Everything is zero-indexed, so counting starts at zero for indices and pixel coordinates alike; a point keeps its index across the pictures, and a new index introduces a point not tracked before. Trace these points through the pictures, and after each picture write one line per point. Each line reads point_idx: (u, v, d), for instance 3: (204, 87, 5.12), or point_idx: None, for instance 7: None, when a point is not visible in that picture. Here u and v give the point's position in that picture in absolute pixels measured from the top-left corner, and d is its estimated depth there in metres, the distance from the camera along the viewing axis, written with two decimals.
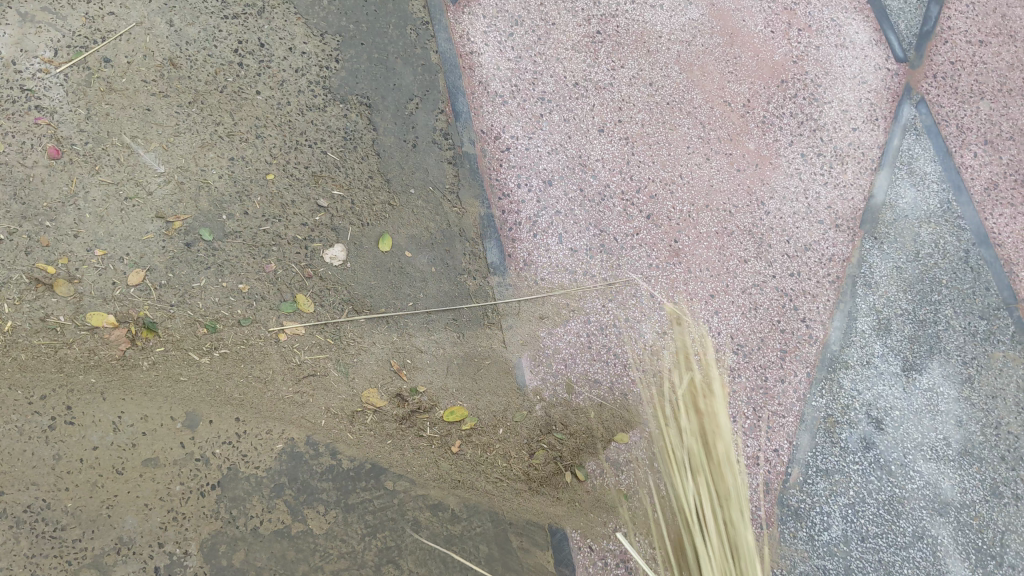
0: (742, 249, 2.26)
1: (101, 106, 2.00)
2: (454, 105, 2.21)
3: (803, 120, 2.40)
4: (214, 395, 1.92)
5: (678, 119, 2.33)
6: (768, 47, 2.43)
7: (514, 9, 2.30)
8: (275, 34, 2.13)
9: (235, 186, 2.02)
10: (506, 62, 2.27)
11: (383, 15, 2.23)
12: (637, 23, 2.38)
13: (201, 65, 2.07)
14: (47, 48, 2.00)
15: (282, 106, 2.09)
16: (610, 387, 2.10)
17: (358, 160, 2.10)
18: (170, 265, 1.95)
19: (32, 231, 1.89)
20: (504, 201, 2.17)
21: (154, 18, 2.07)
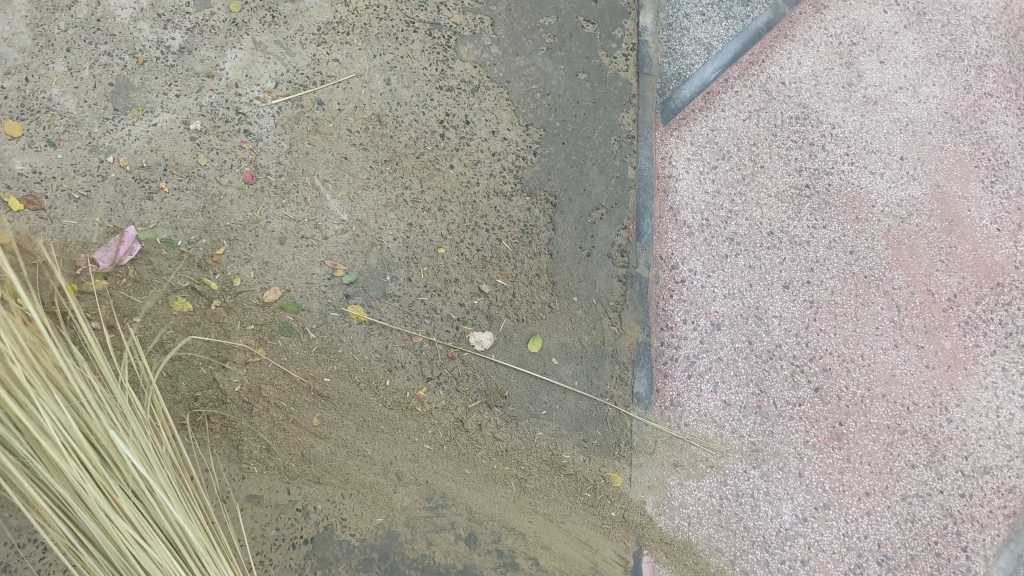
0: (912, 452, 2.04)
1: (303, 144, 2.04)
2: (639, 225, 2.12)
3: (1011, 331, 2.19)
4: (332, 450, 1.86)
5: (873, 296, 2.16)
6: (990, 244, 2.28)
7: (724, 144, 2.27)
8: (483, 115, 2.15)
9: (405, 251, 1.99)
10: (703, 193, 2.20)
11: (592, 121, 2.21)
12: (852, 186, 2.28)
13: (405, 128, 2.10)
14: (269, 78, 2.08)
15: (470, 184, 2.08)
16: (732, 559, 1.93)
17: (530, 255, 2.04)
18: (325, 311, 1.92)
19: (209, 245, 1.92)
20: (666, 333, 2.04)
21: (374, 74, 2.13)
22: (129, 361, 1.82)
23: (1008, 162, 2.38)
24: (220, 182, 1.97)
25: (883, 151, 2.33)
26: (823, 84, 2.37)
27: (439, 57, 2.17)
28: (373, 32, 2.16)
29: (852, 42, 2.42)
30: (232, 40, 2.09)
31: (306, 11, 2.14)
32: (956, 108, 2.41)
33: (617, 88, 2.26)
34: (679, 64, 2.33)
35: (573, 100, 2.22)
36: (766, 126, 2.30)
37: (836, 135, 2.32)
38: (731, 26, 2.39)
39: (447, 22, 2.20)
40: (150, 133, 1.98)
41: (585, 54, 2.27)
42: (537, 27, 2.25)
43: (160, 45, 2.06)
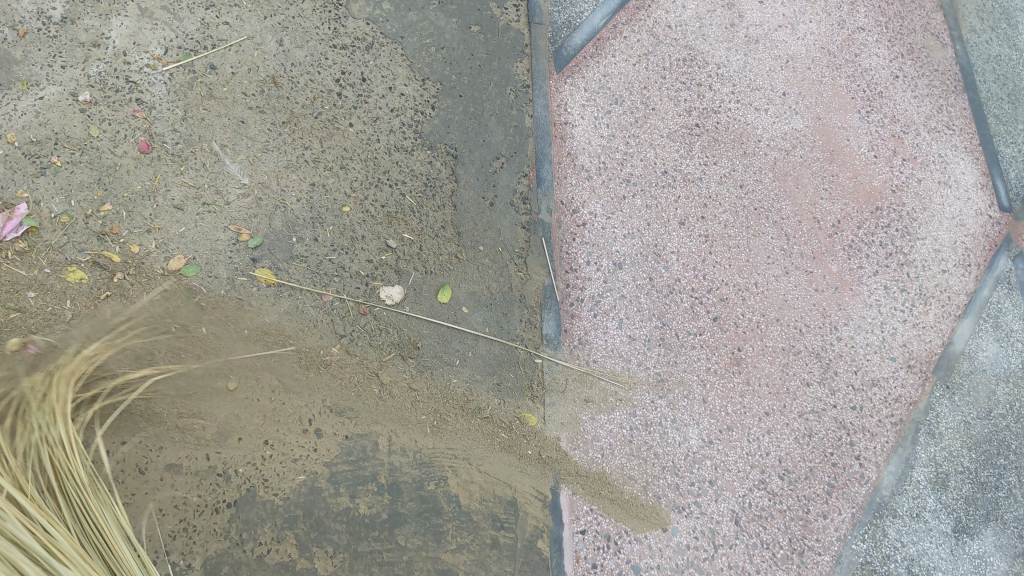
0: (806, 370, 2.16)
1: (198, 110, 2.03)
2: (539, 171, 2.18)
3: (891, 252, 2.34)
4: (249, 415, 1.87)
5: (764, 226, 2.27)
6: (868, 171, 2.42)
7: (616, 89, 2.33)
8: (379, 72, 2.18)
9: (310, 211, 2.01)
10: (599, 138, 2.26)
11: (486, 72, 2.25)
12: (739, 123, 2.38)
13: (301, 88, 2.11)
14: (158, 45, 2.06)
15: (371, 142, 2.10)
16: (645, 485, 2.00)
17: (434, 208, 2.08)
18: (232, 276, 1.93)
19: (109, 217, 1.90)
20: (570, 275, 2.11)
21: (265, 35, 2.13)
22: (33, 340, 1.80)
23: (882, 92, 2.53)
24: (115, 152, 1.95)
25: (766, 87, 2.45)
26: (707, 26, 2.48)
27: (330, 16, 2.19)
28: None
29: None
30: (116, 7, 2.06)
31: None
32: (832, 44, 2.56)
33: (510, 39, 2.31)
34: (569, 12, 2.39)
35: (468, 53, 2.26)
36: (655, 69, 2.39)
37: (722, 75, 2.43)
38: None
39: None
40: (37, 107, 1.94)
41: (476, 6, 2.31)
42: None
43: (41, 16, 2.01)
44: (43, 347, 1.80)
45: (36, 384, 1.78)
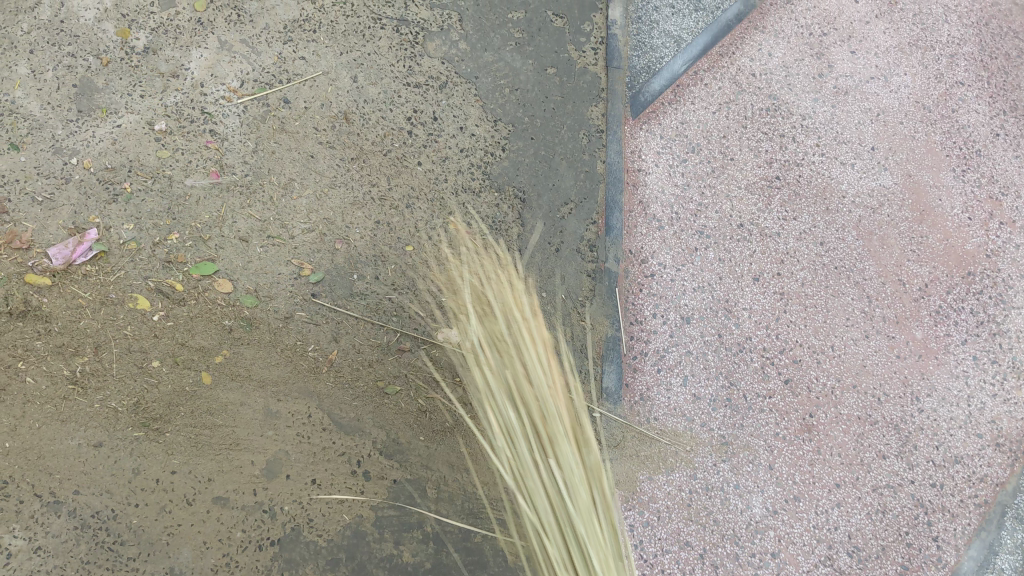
0: (883, 443, 2.03)
1: (269, 143, 2.04)
2: (608, 219, 2.12)
3: (983, 320, 2.20)
4: (298, 453, 1.84)
5: (844, 287, 2.16)
6: (960, 234, 2.30)
7: (694, 136, 2.27)
8: (451, 111, 2.17)
9: (372, 249, 1.98)
10: (672, 187, 2.20)
11: (560, 115, 2.22)
12: (821, 177, 2.29)
13: (373, 125, 2.11)
14: (235, 77, 2.09)
15: (439, 181, 2.09)
16: (702, 553, 1.90)
17: (498, 251, 2.04)
18: (291, 311, 1.90)
19: (175, 245, 1.91)
20: (635, 327, 2.02)
21: (341, 71, 2.15)
22: (93, 366, 1.81)
23: (980, 151, 2.43)
24: (185, 182, 1.96)
25: (854, 141, 2.36)
26: (794, 75, 2.41)
27: (406, 54, 2.20)
28: (339, 29, 2.19)
29: (822, 32, 2.49)
30: (197, 40, 2.11)
31: (272, 9, 2.17)
32: (927, 98, 2.47)
33: (586, 82, 2.27)
34: (649, 57, 2.34)
35: (542, 95, 2.23)
36: (736, 118, 2.31)
37: (807, 126, 2.35)
38: (700, 19, 2.42)
39: (415, 18, 2.23)
40: (114, 134, 1.98)
41: (554, 48, 2.29)
42: (505, 22, 2.28)
43: (124, 46, 2.07)
44: (101, 373, 1.81)
45: (90, 410, 1.79)
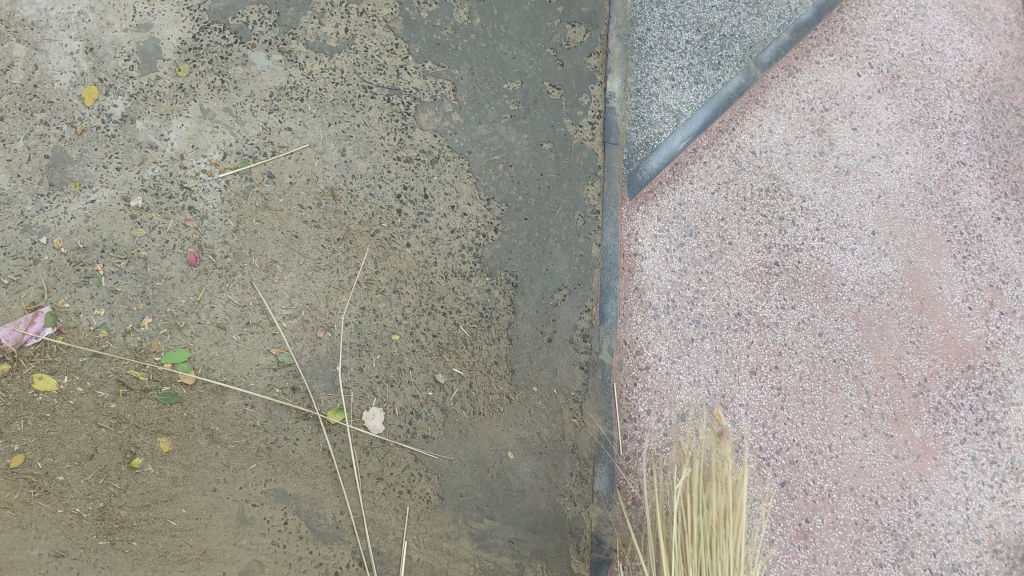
0: (879, 549, 2.02)
1: (251, 222, 1.95)
2: (602, 306, 2.05)
3: (982, 418, 2.17)
4: (273, 562, 1.77)
5: (842, 381, 2.13)
6: (961, 324, 2.26)
7: (692, 219, 2.21)
8: (442, 188, 2.08)
9: (357, 338, 1.91)
10: (669, 273, 2.14)
11: (556, 194, 2.14)
12: (821, 264, 2.24)
13: (361, 203, 2.03)
14: (217, 149, 1.99)
15: (428, 265, 2.01)
16: None
17: (488, 340, 1.96)
18: (270, 407, 1.83)
19: (148, 332, 1.82)
20: (629, 425, 1.99)
21: (328, 144, 2.06)
22: (47, 468, 1.74)
23: (981, 236, 2.37)
24: (161, 265, 1.87)
25: (854, 225, 2.30)
26: (794, 153, 2.35)
27: (397, 125, 2.11)
28: (328, 98, 2.10)
29: (824, 107, 2.43)
30: (178, 107, 2.01)
31: (258, 75, 2.08)
32: (929, 178, 2.42)
33: (582, 159, 2.20)
34: (647, 133, 2.28)
35: (537, 172, 2.15)
36: (735, 199, 2.25)
37: (806, 208, 2.29)
38: (701, 92, 2.36)
39: (407, 87, 2.15)
40: (87, 211, 1.88)
41: (550, 121, 2.21)
42: (501, 93, 2.21)
43: (100, 114, 1.97)
44: (56, 477, 1.74)
45: (45, 516, 1.72)
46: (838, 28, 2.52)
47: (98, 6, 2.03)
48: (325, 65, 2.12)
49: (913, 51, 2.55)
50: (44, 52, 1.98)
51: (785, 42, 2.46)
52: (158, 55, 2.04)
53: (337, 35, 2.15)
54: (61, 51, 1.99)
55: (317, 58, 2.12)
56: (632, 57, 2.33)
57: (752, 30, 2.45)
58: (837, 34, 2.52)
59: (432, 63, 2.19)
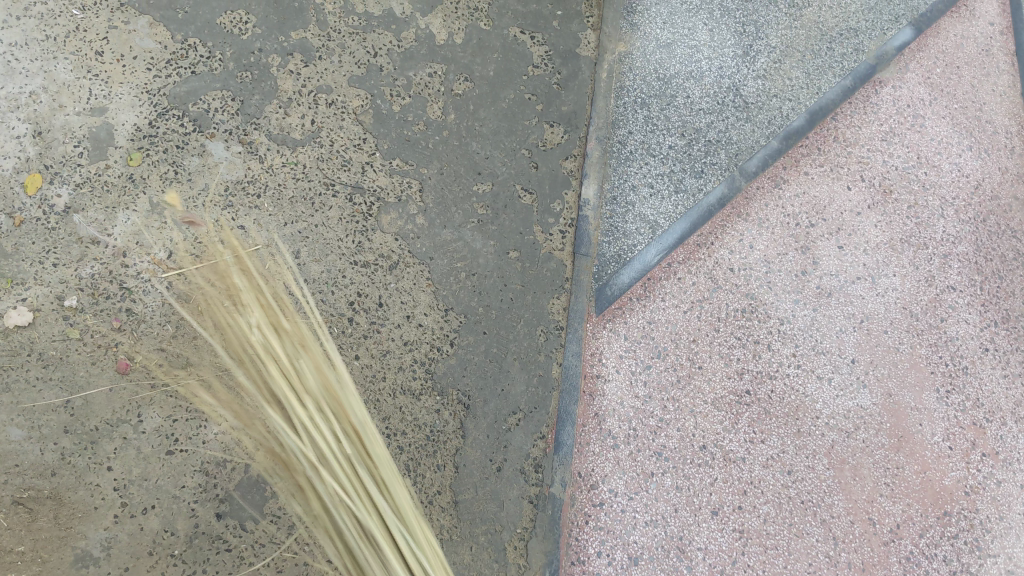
0: None
1: (191, 327, 1.87)
2: (558, 433, 1.97)
3: (956, 570, 2.07)
4: None
5: (809, 524, 2.03)
6: (939, 465, 2.14)
7: (661, 339, 2.11)
8: (399, 296, 1.99)
9: (292, 459, 1.83)
10: (632, 398, 2.04)
11: (518, 307, 2.04)
12: (795, 393, 2.13)
13: (310, 309, 1.93)
14: (163, 247, 1.91)
15: (376, 379, 1.91)
16: None
17: (432, 467, 1.88)
18: (191, 534, 1.76)
19: (67, 448, 1.76)
20: (576, 566, 1.90)
21: (282, 244, 1.97)
22: None
23: (967, 368, 2.26)
24: (91, 370, 1.81)
25: (833, 351, 2.20)
26: (775, 271, 2.24)
27: (357, 227, 2.02)
28: (287, 195, 2.01)
29: (810, 223, 2.33)
30: (125, 199, 1.92)
31: (214, 167, 1.99)
32: (915, 303, 2.31)
33: (550, 270, 2.09)
34: (620, 244, 2.18)
35: (501, 282, 2.05)
36: (708, 319, 2.15)
37: (783, 331, 2.18)
38: (680, 202, 2.26)
39: (371, 186, 2.07)
40: (19, 310, 1.81)
41: (519, 228, 2.11)
42: (469, 196, 2.12)
43: (42, 204, 1.88)
44: None
45: None
46: (830, 137, 2.46)
47: (52, 88, 1.96)
48: (287, 159, 2.04)
49: (908, 165, 2.47)
50: None
51: (774, 150, 2.39)
52: (111, 141, 1.95)
53: (302, 127, 2.08)
54: (8, 134, 1.92)
55: (278, 151, 2.05)
56: (611, 161, 2.26)
57: (739, 137, 2.38)
58: (828, 143, 2.45)
59: (400, 160, 2.11)
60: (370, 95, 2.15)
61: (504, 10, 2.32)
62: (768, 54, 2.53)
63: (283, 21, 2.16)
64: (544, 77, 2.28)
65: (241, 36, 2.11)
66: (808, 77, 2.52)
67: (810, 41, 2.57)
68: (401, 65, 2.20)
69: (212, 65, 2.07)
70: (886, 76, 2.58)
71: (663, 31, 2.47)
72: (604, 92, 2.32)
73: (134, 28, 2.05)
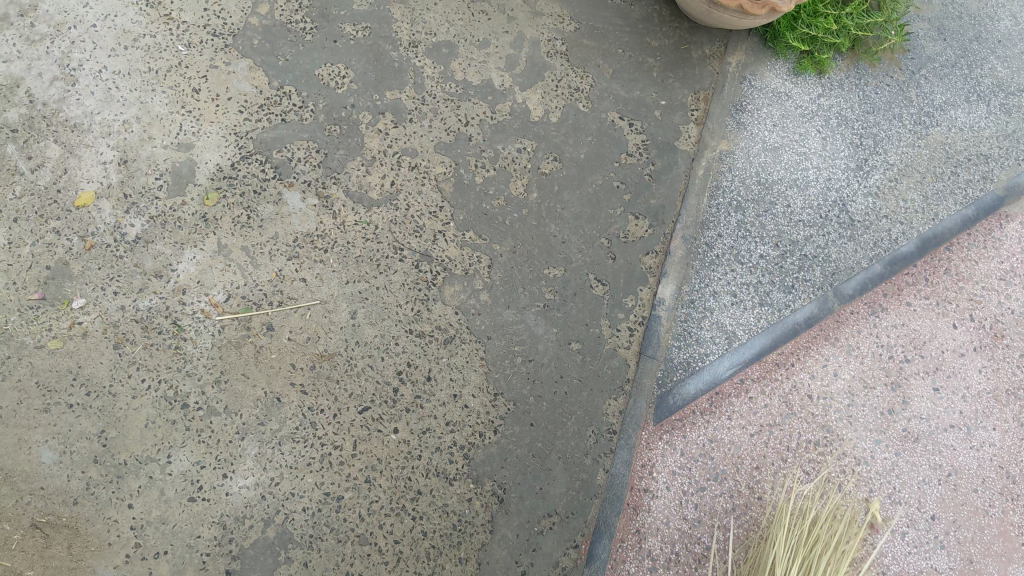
0: None
1: (236, 374, 1.82)
2: (593, 545, 1.83)
3: None
4: None
5: None
6: None
7: (720, 461, 1.94)
8: (449, 372, 1.91)
9: (311, 526, 1.75)
10: (681, 519, 1.88)
11: (571, 402, 1.93)
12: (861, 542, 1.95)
13: (356, 373, 1.87)
14: (222, 289, 1.88)
15: (411, 457, 1.82)
16: None
17: (454, 559, 1.78)
18: None
19: (94, 479, 1.72)
20: None
21: (340, 303, 1.93)
22: None
23: None
24: (130, 403, 1.77)
25: (911, 503, 2.00)
26: (858, 405, 2.07)
27: (418, 295, 1.97)
28: (353, 253, 1.98)
29: (906, 357, 2.16)
30: (195, 237, 1.91)
31: (287, 217, 1.98)
32: (1014, 463, 2.08)
33: (611, 368, 1.98)
34: (690, 351, 2.04)
35: (557, 373, 1.96)
36: (776, 447, 1.98)
37: (859, 472, 2.01)
38: (764, 316, 2.11)
39: (440, 255, 2.02)
40: (72, 334, 1.80)
41: (585, 319, 2.02)
42: (539, 278, 2.05)
43: (115, 231, 1.89)
44: None
45: None
46: (941, 268, 2.29)
47: (145, 119, 2.00)
48: (360, 217, 2.02)
49: None
50: (77, 156, 1.94)
51: (876, 274, 2.24)
52: (191, 178, 1.97)
53: (381, 187, 2.06)
54: (95, 158, 1.95)
55: (353, 208, 2.03)
56: (695, 262, 2.14)
57: (839, 255, 2.24)
58: (938, 274, 2.28)
59: (473, 233, 2.07)
60: (454, 163, 2.13)
61: (605, 93, 2.30)
62: (884, 170, 2.39)
63: (380, 79, 2.18)
64: (637, 166, 2.22)
65: (337, 90, 2.14)
66: (926, 201, 2.37)
67: (934, 163, 2.43)
68: (491, 137, 2.18)
69: (303, 115, 2.09)
70: (1013, 210, 2.43)
71: (771, 133, 2.35)
72: (698, 190, 2.23)
73: (233, 69, 2.10)
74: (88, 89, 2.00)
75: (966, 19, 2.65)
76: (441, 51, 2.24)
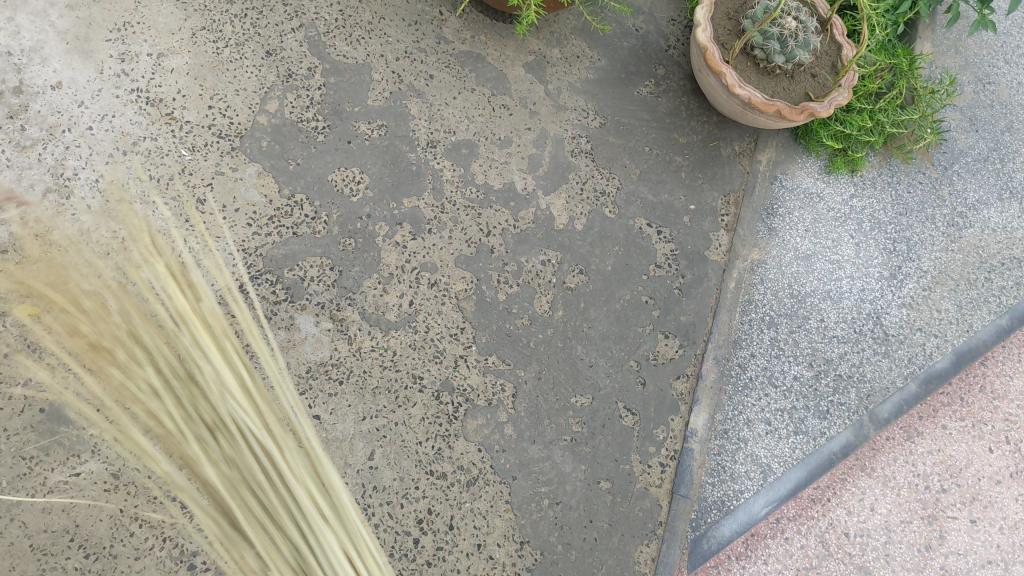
0: None
1: None
2: None
3: None
4: None
5: None
6: None
7: None
8: (472, 519, 1.81)
9: None
10: None
11: (601, 551, 1.86)
12: None
13: (373, 524, 1.76)
14: None
15: None
16: None
17: None
18: None
19: None
20: None
21: (357, 442, 1.81)
22: None
23: None
24: (132, 565, 1.67)
25: None
26: (896, 542, 2.00)
27: (439, 430, 1.86)
28: (370, 384, 1.86)
29: (941, 487, 2.07)
30: None
31: (300, 344, 1.86)
32: None
33: (643, 509, 1.91)
34: (725, 488, 1.96)
35: (586, 517, 1.87)
36: None
37: None
38: (799, 445, 2.03)
39: (461, 384, 1.90)
40: (69, 485, 1.68)
41: (614, 454, 1.93)
42: (566, 408, 1.95)
43: None
44: None
45: None
46: (975, 386, 2.19)
47: None
48: (377, 342, 1.89)
49: None
50: None
51: (911, 394, 2.14)
52: None
53: (399, 308, 1.93)
54: None
55: (370, 332, 1.90)
56: (727, 386, 2.05)
57: (874, 373, 2.14)
58: (974, 392, 2.18)
59: (496, 357, 1.95)
60: (475, 279, 2.00)
61: (633, 196, 2.17)
62: (917, 278, 2.26)
63: (397, 184, 2.03)
64: (666, 279, 2.11)
65: (351, 198, 1.99)
66: (960, 311, 2.24)
67: (967, 269, 2.29)
68: (514, 248, 2.05)
69: (316, 227, 1.95)
70: None
71: (803, 239, 2.23)
72: (729, 305, 2.12)
73: (241, 176, 1.94)
74: (83, 202, 1.85)
75: (998, 107, 2.47)
76: (461, 151, 2.10)
